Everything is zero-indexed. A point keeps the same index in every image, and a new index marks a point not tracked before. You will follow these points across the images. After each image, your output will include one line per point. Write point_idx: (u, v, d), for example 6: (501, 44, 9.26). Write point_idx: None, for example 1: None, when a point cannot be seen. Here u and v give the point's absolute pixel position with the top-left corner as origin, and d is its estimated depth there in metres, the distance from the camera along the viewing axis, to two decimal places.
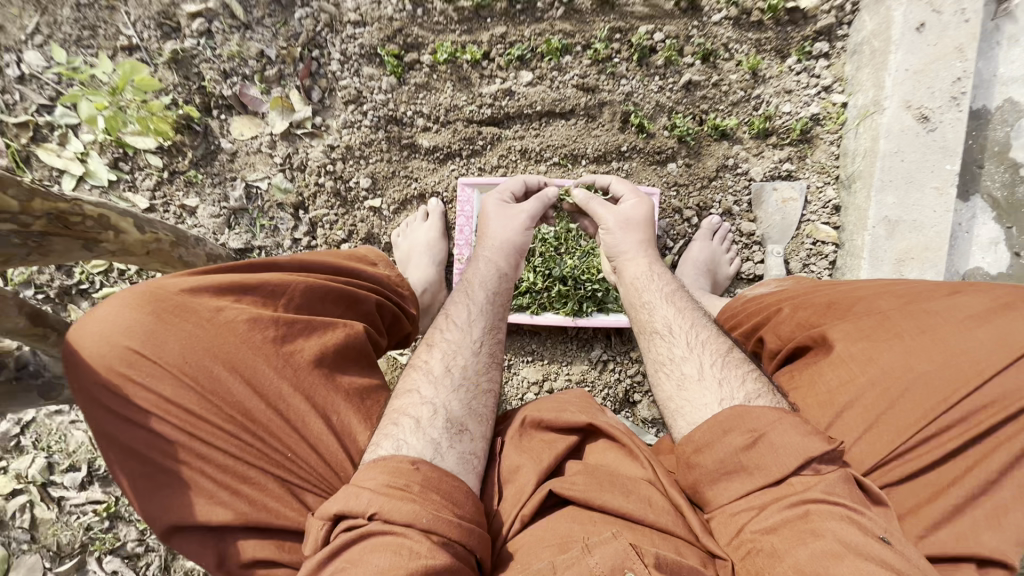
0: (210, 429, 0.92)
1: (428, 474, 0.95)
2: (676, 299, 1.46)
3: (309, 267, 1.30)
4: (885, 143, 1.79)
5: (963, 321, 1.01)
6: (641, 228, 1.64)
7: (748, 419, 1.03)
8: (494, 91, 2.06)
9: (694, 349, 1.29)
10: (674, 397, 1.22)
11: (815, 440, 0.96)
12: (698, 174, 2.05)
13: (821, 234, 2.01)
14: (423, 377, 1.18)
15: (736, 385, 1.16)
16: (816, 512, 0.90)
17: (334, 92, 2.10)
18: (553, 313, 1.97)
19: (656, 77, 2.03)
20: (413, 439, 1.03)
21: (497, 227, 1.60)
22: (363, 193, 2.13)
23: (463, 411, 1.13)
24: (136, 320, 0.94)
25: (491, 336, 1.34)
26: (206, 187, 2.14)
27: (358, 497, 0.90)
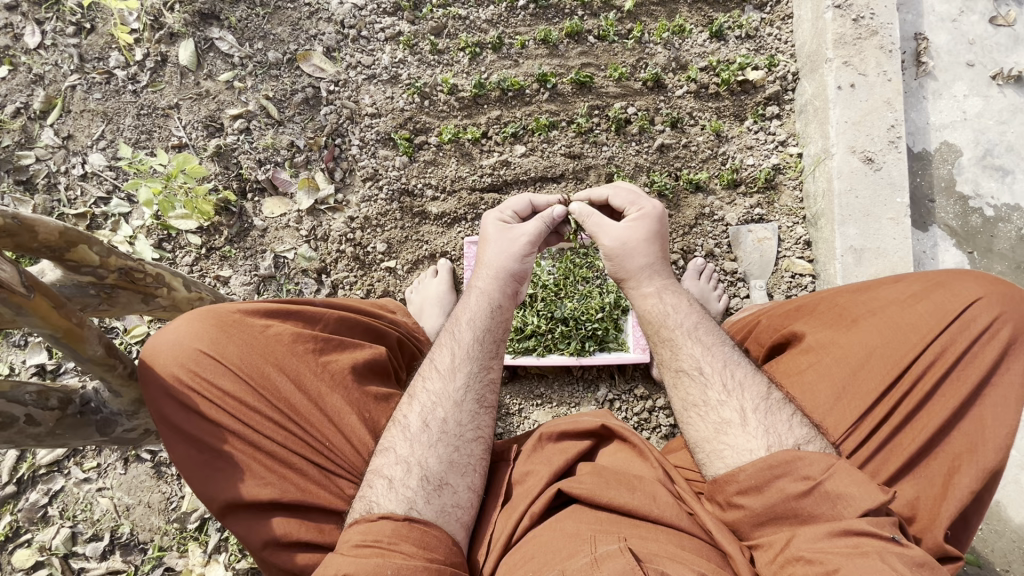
0: (263, 417, 1.24)
1: (399, 527, 1.15)
2: (702, 330, 1.42)
3: (340, 306, 1.57)
4: (839, 183, 2.04)
5: (905, 304, 1.24)
6: (645, 247, 1.54)
7: (804, 465, 1.09)
8: (493, 163, 2.36)
9: (733, 392, 1.28)
10: (710, 442, 1.25)
11: (874, 494, 1.04)
12: (679, 223, 2.28)
13: (798, 267, 2.19)
14: (399, 434, 1.32)
15: (785, 432, 1.18)
16: (867, 544, 0.98)
17: (353, 173, 2.41)
18: (559, 354, 2.12)
19: (633, 143, 2.33)
20: (386, 498, 1.21)
21: (493, 253, 1.60)
22: (380, 256, 2.36)
23: (442, 466, 1.28)
24: (208, 334, 1.29)
25: (480, 377, 1.42)
26: (239, 260, 2.39)
27: (335, 560, 1.09)
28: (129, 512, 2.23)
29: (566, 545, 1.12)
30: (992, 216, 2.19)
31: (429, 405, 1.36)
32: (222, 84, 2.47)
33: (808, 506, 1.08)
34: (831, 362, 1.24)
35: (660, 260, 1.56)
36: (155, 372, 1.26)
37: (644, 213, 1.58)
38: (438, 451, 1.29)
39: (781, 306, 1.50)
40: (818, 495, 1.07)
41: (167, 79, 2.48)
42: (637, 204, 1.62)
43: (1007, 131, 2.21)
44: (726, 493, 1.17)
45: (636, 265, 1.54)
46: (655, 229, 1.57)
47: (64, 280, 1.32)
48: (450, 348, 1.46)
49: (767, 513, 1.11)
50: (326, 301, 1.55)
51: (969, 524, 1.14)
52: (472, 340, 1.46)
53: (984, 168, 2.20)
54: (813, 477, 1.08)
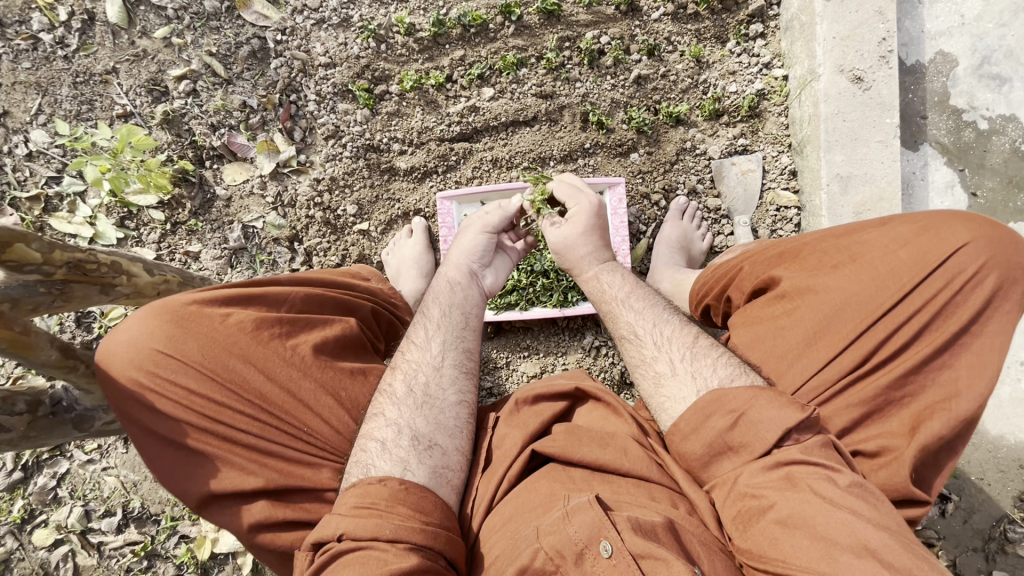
0: (234, 410, 1.23)
1: (394, 488, 1.15)
2: (634, 297, 1.50)
3: (306, 283, 1.51)
4: (825, 107, 1.91)
5: (890, 250, 1.19)
6: (582, 238, 1.59)
7: (727, 400, 1.12)
8: (460, 109, 2.22)
9: (661, 347, 1.35)
10: (655, 395, 1.29)
11: (790, 412, 1.06)
12: (660, 160, 2.18)
13: (782, 200, 2.10)
14: (388, 400, 1.34)
15: (710, 374, 1.23)
16: (799, 474, 1.01)
17: (314, 130, 2.27)
18: (541, 306, 2.09)
19: (608, 77, 2.19)
20: (382, 460, 1.22)
21: (461, 245, 1.68)
22: (352, 219, 2.25)
23: (429, 427, 1.30)
24: (164, 331, 1.25)
25: (453, 348, 1.45)
26: (207, 233, 2.30)
27: (331, 520, 1.13)
28: (137, 487, 2.29)
29: (541, 502, 1.17)
30: (986, 129, 2.07)
31: (410, 373, 1.38)
32: (159, 42, 2.27)
33: (736, 440, 1.10)
34: (807, 308, 1.22)
35: (602, 249, 1.60)
36: (115, 375, 1.23)
37: (580, 207, 1.63)
38: (425, 415, 1.31)
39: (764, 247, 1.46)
40: (744, 425, 1.09)
41: (98, 39, 2.27)
42: (575, 199, 1.66)
43: (1007, 35, 2.04)
44: (675, 442, 1.19)
45: (575, 257, 1.60)
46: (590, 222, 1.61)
47: (9, 282, 1.22)
48: (421, 331, 1.48)
49: (708, 454, 1.13)
50: (292, 280, 1.49)
51: (939, 469, 1.12)
52: (447, 320, 1.50)
53: (980, 78, 2.07)
54: (735, 409, 1.11)
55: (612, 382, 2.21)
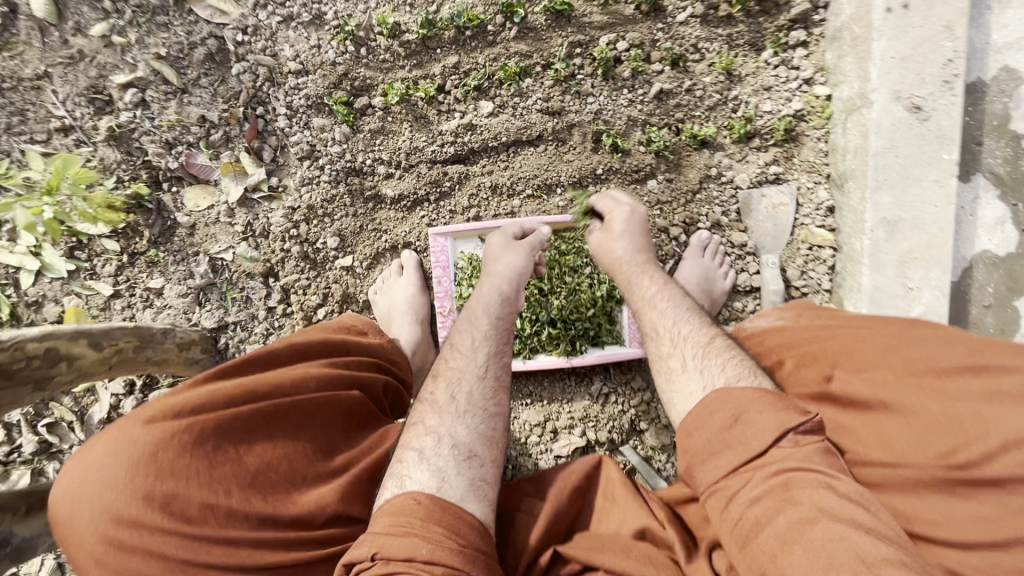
0: (247, 527, 1.08)
1: (425, 504, 1.14)
2: (660, 297, 1.58)
3: (307, 353, 1.36)
4: (876, 139, 1.66)
5: (978, 369, 1.01)
6: (616, 244, 1.71)
7: (729, 400, 1.17)
8: (455, 127, 1.93)
9: (679, 342, 1.44)
10: (667, 389, 1.41)
11: (792, 416, 1.08)
12: (681, 189, 1.94)
13: (816, 238, 1.88)
14: (429, 409, 1.38)
15: (717, 372, 1.29)
16: (802, 492, 0.98)
17: (287, 149, 1.97)
18: (545, 354, 1.89)
19: (625, 90, 1.90)
20: (417, 472, 1.22)
21: (494, 245, 1.74)
22: (333, 253, 1.99)
23: (472, 437, 1.31)
24: (146, 452, 1.06)
25: (497, 359, 1.48)
26: (170, 265, 2.04)
27: (362, 542, 1.09)
28: None
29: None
30: None
31: (454, 380, 1.42)
32: (97, 40, 1.92)
33: (733, 440, 1.11)
34: (863, 412, 1.08)
35: (640, 251, 1.69)
36: (89, 516, 1.02)
37: (614, 218, 1.75)
38: (467, 422, 1.34)
39: (815, 324, 1.36)
40: (741, 423, 1.12)
41: (23, 36, 1.90)
42: (613, 212, 1.76)
43: None
44: (685, 450, 1.20)
45: (613, 258, 1.70)
46: (630, 226, 1.72)
47: None
48: (462, 336, 1.53)
49: (712, 455, 1.13)
50: (290, 350, 1.34)
51: None
52: (478, 325, 1.55)
53: None
54: (733, 411, 1.15)
55: (619, 432, 2.05)
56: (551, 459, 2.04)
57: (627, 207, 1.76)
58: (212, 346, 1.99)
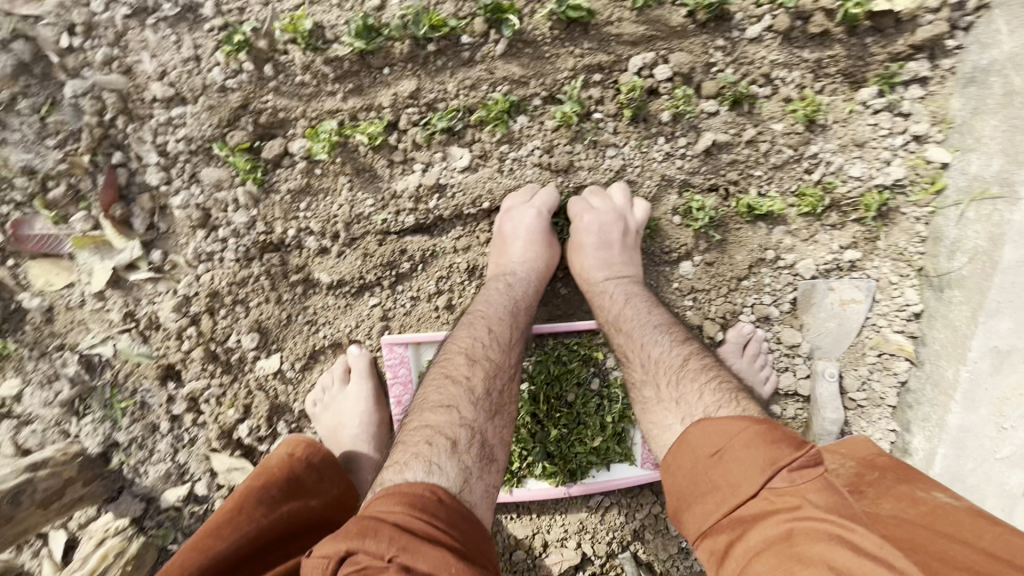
0: None
1: (448, 506, 0.94)
2: (625, 316, 1.24)
3: (226, 567, 1.03)
4: (1012, 250, 1.19)
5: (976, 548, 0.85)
6: (589, 256, 1.31)
7: (703, 440, 0.94)
8: (416, 186, 1.34)
9: (648, 369, 1.15)
10: (643, 418, 1.13)
11: (775, 448, 0.86)
12: (724, 275, 1.43)
13: (889, 346, 1.45)
14: (464, 393, 1.12)
15: (695, 401, 1.03)
16: (809, 530, 0.76)
17: (169, 211, 1.36)
18: (537, 480, 1.48)
19: (661, 139, 1.32)
20: (447, 464, 1.01)
21: (518, 252, 1.31)
22: (252, 353, 1.46)
23: (496, 439, 1.10)
24: None
25: (504, 378, 1.19)
26: (25, 364, 1.47)
27: (376, 531, 0.85)
28: None
29: None
30: None
31: (439, 412, 1.09)
32: None
33: (718, 481, 0.89)
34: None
35: (609, 263, 1.31)
36: None
37: (579, 224, 1.32)
38: (495, 423, 1.12)
39: (897, 511, 0.94)
40: (721, 462, 0.90)
41: None
42: (579, 217, 1.32)
43: None
44: (686, 502, 0.94)
45: (579, 269, 1.34)
46: (595, 236, 1.29)
47: None
48: (479, 330, 1.22)
49: (712, 516, 0.88)
50: (206, 569, 1.02)
51: None
52: (505, 315, 1.26)
53: None
54: (717, 445, 0.92)
55: (620, 544, 1.71)
56: None
57: (608, 213, 1.30)
58: (101, 470, 1.52)
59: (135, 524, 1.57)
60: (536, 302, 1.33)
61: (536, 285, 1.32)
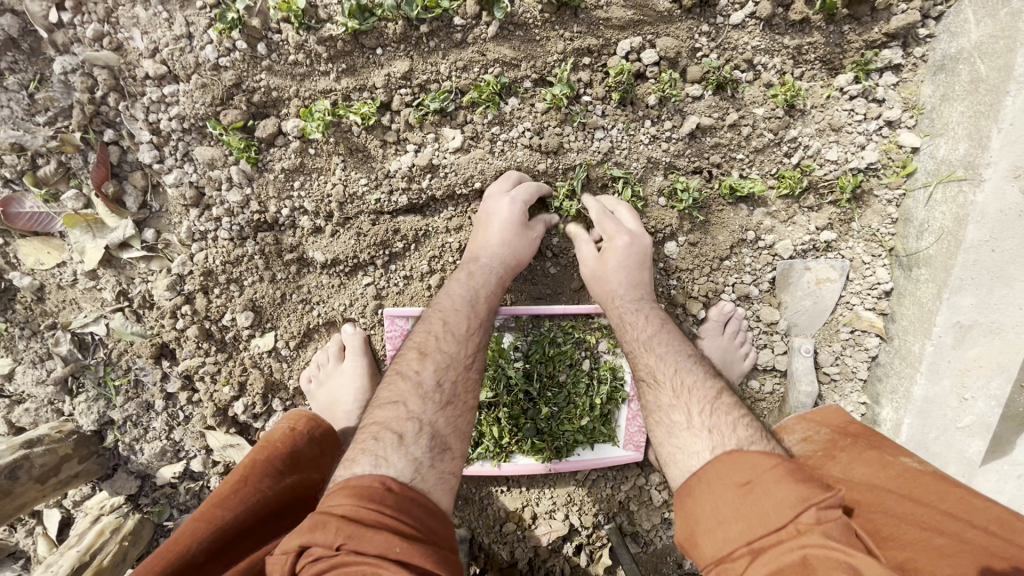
0: None
1: (398, 494, 0.96)
2: (657, 341, 1.26)
3: (234, 536, 1.07)
4: (975, 230, 1.26)
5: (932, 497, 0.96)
6: (616, 276, 1.33)
7: (738, 466, 0.95)
8: (408, 166, 1.36)
9: (681, 394, 1.16)
10: (665, 445, 1.12)
11: (812, 487, 0.87)
12: (707, 255, 1.49)
13: (862, 322, 1.52)
14: (412, 387, 1.14)
15: (729, 432, 1.05)
16: (815, 558, 0.79)
17: (162, 189, 1.38)
18: (524, 455, 1.54)
19: (647, 122, 1.37)
20: (395, 455, 1.02)
21: (491, 238, 1.33)
22: (246, 331, 1.48)
23: (449, 428, 1.12)
24: None
25: (459, 371, 1.20)
26: (16, 342, 1.48)
27: (325, 524, 0.88)
28: None
29: None
30: None
31: (391, 405, 1.12)
32: None
33: (743, 507, 0.90)
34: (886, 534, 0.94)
35: (634, 286, 1.34)
36: None
37: (610, 244, 1.33)
38: (450, 412, 1.14)
39: (869, 475, 1.01)
40: (749, 489, 0.91)
41: None
42: (609, 237, 1.34)
43: None
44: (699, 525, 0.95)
45: (602, 287, 1.36)
46: (625, 258, 1.33)
47: None
48: (434, 324, 1.26)
49: (725, 534, 0.90)
50: (211, 540, 1.04)
51: None
52: (464, 306, 1.28)
53: None
54: (747, 476, 0.93)
55: (607, 515, 1.78)
56: (529, 546, 1.77)
57: (638, 236, 1.35)
58: (96, 448, 1.53)
59: (131, 501, 1.60)
60: (502, 291, 1.35)
61: (501, 275, 1.33)
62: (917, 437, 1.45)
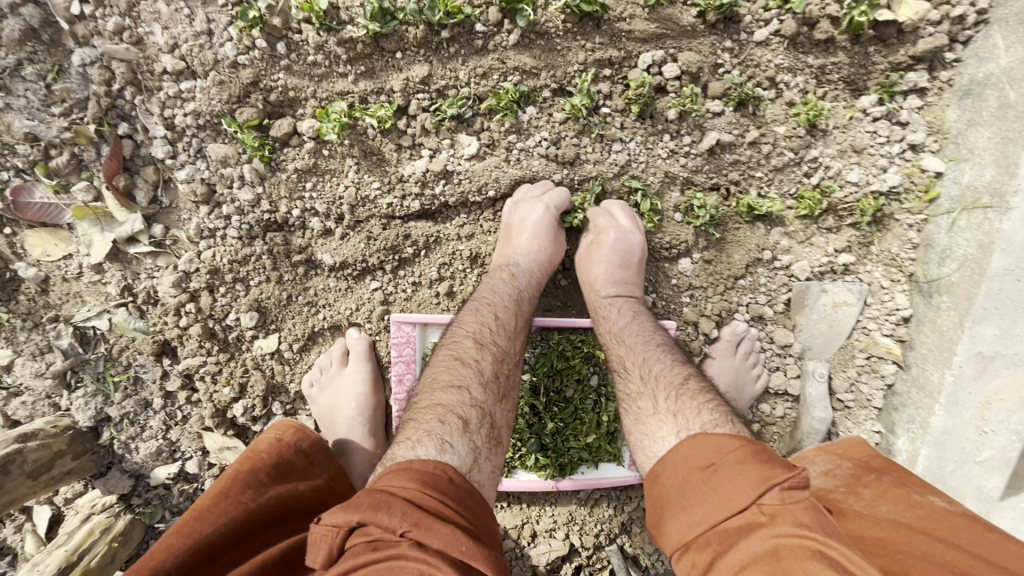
0: None
1: (459, 487, 0.94)
2: (631, 332, 1.27)
3: (214, 550, 1.01)
4: (999, 258, 1.22)
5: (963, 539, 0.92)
6: (602, 270, 1.33)
7: (705, 448, 0.95)
8: (422, 172, 1.35)
9: (648, 382, 1.16)
10: (632, 428, 1.14)
11: (777, 467, 0.87)
12: (721, 274, 1.46)
13: (879, 348, 1.48)
14: (474, 374, 1.14)
15: (692, 416, 1.05)
16: (785, 547, 0.77)
17: (173, 185, 1.36)
18: (526, 471, 1.49)
19: (666, 136, 1.35)
20: (459, 442, 1.02)
21: (522, 243, 1.32)
22: (250, 332, 1.45)
23: (500, 424, 1.13)
24: None
25: (510, 364, 1.21)
26: (18, 333, 1.46)
27: (390, 505, 0.85)
28: None
29: None
30: None
31: (453, 391, 1.11)
32: None
33: (710, 494, 0.89)
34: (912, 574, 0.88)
35: (619, 279, 1.34)
36: None
37: (598, 239, 1.33)
38: (501, 408, 1.14)
39: (895, 514, 0.98)
40: (712, 473, 0.91)
41: None
42: (599, 232, 1.34)
43: None
44: (671, 509, 0.93)
45: (588, 279, 1.37)
46: (614, 254, 1.32)
47: None
48: (487, 316, 1.24)
49: (696, 528, 0.88)
50: (187, 554, 0.98)
51: None
52: (510, 303, 1.28)
53: None
54: (711, 460, 0.93)
55: (608, 536, 1.73)
56: (527, 565, 1.72)
57: (630, 232, 1.34)
58: (91, 444, 1.50)
59: (122, 501, 1.56)
60: (538, 294, 1.35)
61: (538, 278, 1.34)
62: (934, 469, 1.40)
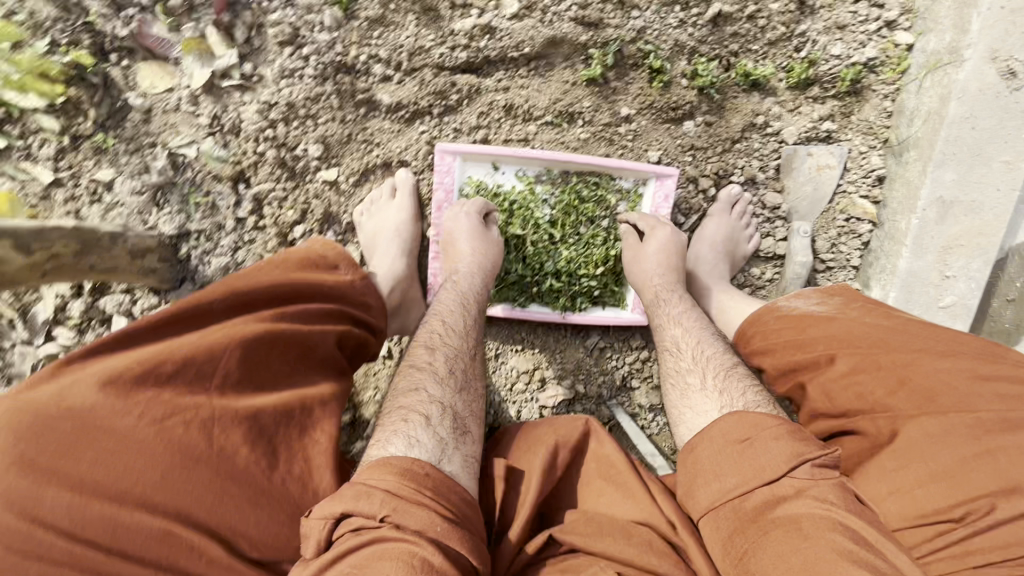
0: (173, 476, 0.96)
1: (436, 477, 1.01)
2: (687, 318, 1.46)
3: (251, 302, 1.17)
4: (956, 106, 1.44)
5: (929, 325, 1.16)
6: (656, 264, 1.55)
7: (752, 421, 1.07)
8: (470, 28, 1.62)
9: (698, 361, 1.34)
10: (677, 403, 1.30)
11: (811, 447, 1.00)
12: (720, 136, 1.69)
13: (856, 209, 1.70)
14: (429, 376, 1.26)
15: (737, 396, 1.21)
16: (809, 523, 0.90)
17: (264, 29, 1.66)
18: (540, 304, 1.71)
19: (677, 8, 1.60)
20: (424, 435, 1.11)
21: (462, 246, 1.53)
22: (315, 162, 1.72)
23: (467, 411, 1.24)
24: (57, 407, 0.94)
25: (465, 352, 1.36)
26: (121, 155, 1.71)
27: (368, 495, 0.94)
28: None
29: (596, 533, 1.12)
30: None
31: (412, 382, 1.26)
32: None
33: (745, 463, 1.02)
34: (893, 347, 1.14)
35: (672, 269, 1.55)
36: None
37: (653, 233, 1.58)
38: (461, 395, 1.26)
39: (875, 320, 1.22)
40: (747, 446, 1.03)
41: None
42: (652, 227, 1.60)
43: None
44: (697, 480, 1.07)
45: (641, 277, 1.56)
46: (666, 247, 1.56)
47: None
48: (434, 323, 1.40)
49: (718, 501, 1.02)
50: (228, 299, 1.14)
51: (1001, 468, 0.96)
52: (456, 307, 1.44)
53: None
54: (746, 433, 1.05)
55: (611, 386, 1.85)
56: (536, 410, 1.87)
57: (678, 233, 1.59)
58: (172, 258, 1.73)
59: None
60: (486, 290, 1.52)
61: (482, 280, 1.51)
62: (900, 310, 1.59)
